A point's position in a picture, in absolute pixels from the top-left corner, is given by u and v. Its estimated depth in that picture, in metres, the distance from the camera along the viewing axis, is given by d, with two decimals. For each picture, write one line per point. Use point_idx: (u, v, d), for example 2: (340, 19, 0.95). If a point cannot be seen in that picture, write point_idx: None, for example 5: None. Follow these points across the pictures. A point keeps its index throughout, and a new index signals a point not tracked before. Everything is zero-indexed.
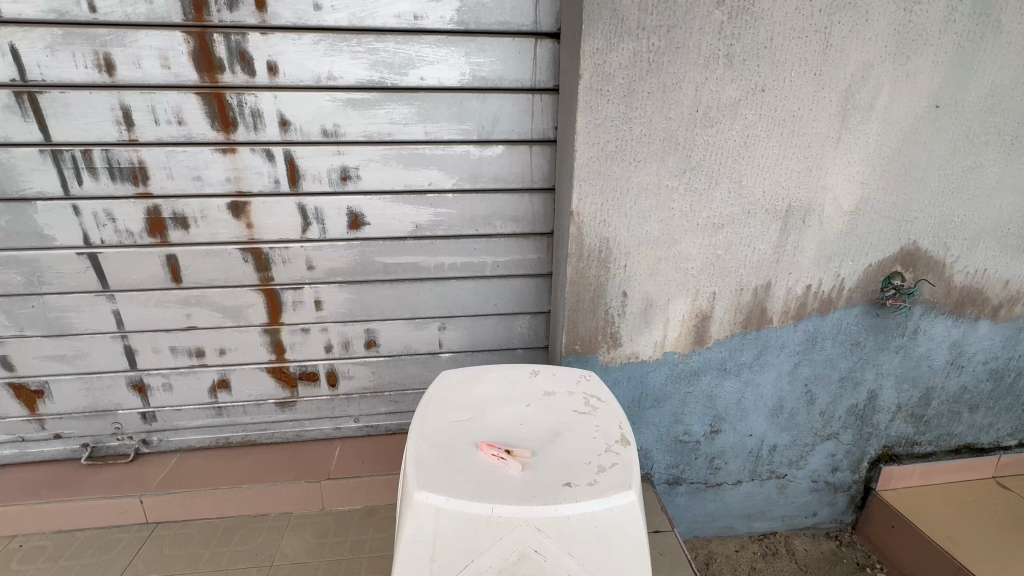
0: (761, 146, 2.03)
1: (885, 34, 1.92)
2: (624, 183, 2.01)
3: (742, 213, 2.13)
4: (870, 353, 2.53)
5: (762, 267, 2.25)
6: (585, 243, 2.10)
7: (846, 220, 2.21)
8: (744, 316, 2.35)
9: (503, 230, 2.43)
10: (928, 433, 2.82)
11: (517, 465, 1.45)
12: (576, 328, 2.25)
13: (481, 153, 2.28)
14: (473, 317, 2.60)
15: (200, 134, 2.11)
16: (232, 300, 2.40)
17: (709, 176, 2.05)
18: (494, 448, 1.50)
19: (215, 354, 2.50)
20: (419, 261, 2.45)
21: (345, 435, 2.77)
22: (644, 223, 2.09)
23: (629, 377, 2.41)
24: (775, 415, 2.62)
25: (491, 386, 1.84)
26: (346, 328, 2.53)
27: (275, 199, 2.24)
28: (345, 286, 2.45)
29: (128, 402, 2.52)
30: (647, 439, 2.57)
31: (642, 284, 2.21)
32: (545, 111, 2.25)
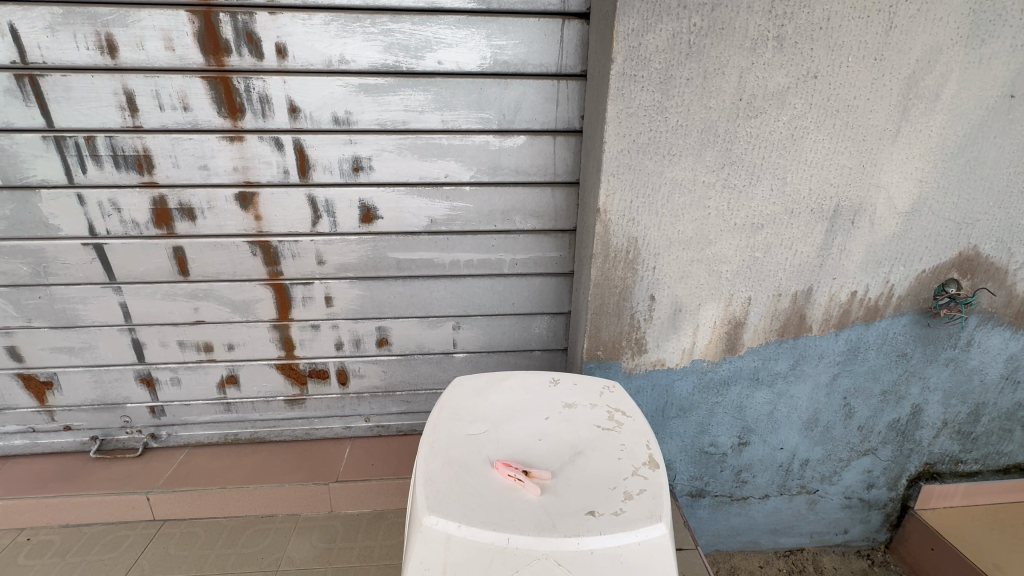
0: (810, 139, 1.84)
1: (958, 14, 1.71)
2: (656, 178, 1.85)
3: (784, 213, 1.95)
4: (917, 365, 2.34)
5: (804, 270, 2.07)
6: (610, 243, 1.95)
7: (899, 222, 2.02)
8: (781, 322, 2.18)
9: (523, 226, 2.29)
10: (974, 451, 2.63)
11: (535, 487, 1.34)
12: (598, 333, 2.12)
13: (501, 143, 2.14)
14: (489, 316, 2.48)
15: (206, 122, 1.99)
16: (241, 295, 2.32)
17: (750, 171, 1.87)
18: (509, 468, 1.39)
19: (223, 350, 2.42)
20: (433, 257, 2.32)
21: (355, 434, 2.69)
22: (676, 222, 1.93)
23: (654, 385, 2.26)
24: (809, 428, 2.45)
25: (508, 395, 1.73)
26: (357, 326, 2.44)
27: (284, 190, 2.12)
28: (356, 282, 2.35)
29: (137, 395, 2.48)
30: (670, 450, 2.43)
31: (671, 287, 2.05)
32: (571, 98, 2.09)
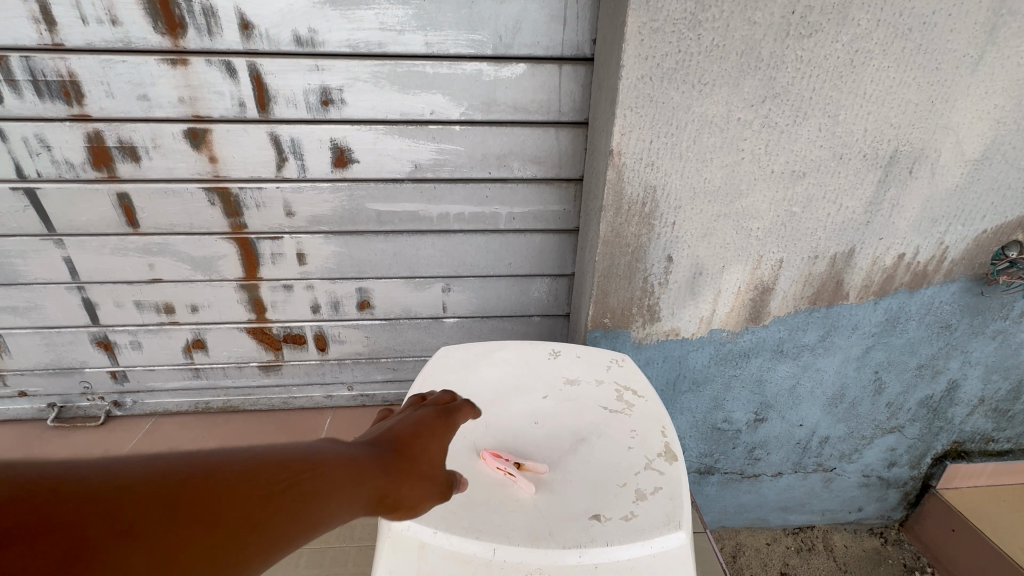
0: (872, 66, 1.51)
1: None
2: (682, 114, 1.53)
3: (832, 159, 1.64)
4: (961, 338, 2.09)
5: (847, 228, 1.78)
6: (624, 194, 1.65)
7: (965, 172, 1.71)
8: (814, 289, 1.91)
9: (522, 174, 1.99)
10: (1009, 430, 2.42)
11: (529, 485, 1.11)
12: (605, 299, 1.86)
13: (497, 73, 1.80)
14: (483, 278, 2.22)
15: (141, 40, 1.65)
16: (201, 251, 2.05)
17: (797, 106, 1.55)
18: (490, 462, 1.16)
19: (186, 312, 2.18)
20: (419, 209, 2.03)
21: (338, 403, 2.49)
22: (703, 169, 1.63)
23: (665, 357, 2.03)
24: (833, 404, 2.24)
25: (500, 369, 1.49)
26: (335, 287, 2.18)
27: (242, 127, 1.81)
28: (331, 238, 2.07)
29: (95, 360, 2.25)
30: (680, 426, 2.23)
31: (692, 247, 1.77)
32: (581, 17, 1.73)
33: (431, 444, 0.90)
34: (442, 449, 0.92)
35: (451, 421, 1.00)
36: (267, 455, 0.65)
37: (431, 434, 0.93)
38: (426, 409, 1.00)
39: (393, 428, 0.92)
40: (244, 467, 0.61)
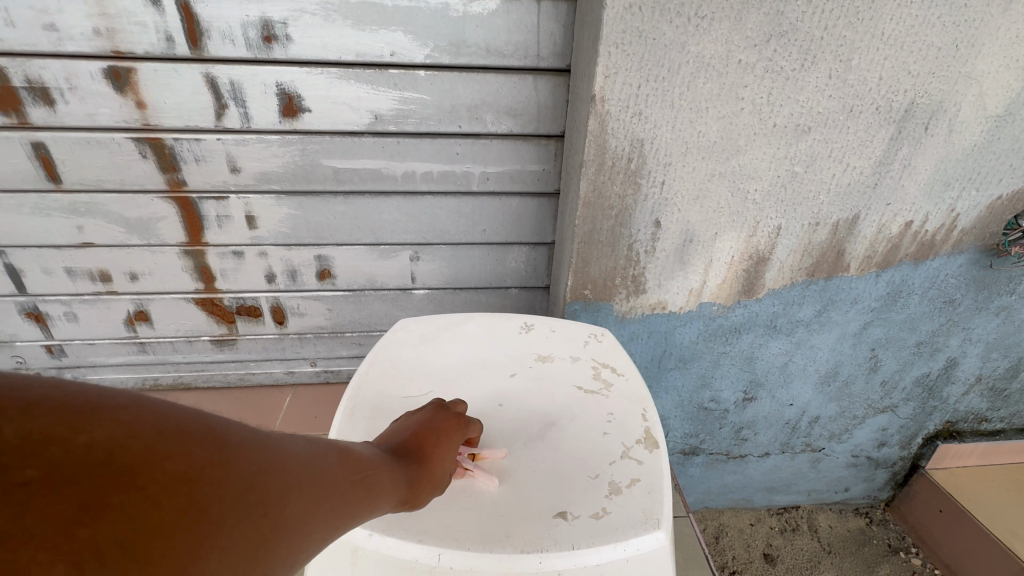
0: (893, 1, 1.31)
1: None
2: (675, 54, 1.33)
3: (841, 111, 1.46)
4: (963, 314, 1.97)
5: (853, 192, 1.61)
6: (607, 148, 1.46)
7: (985, 130, 1.54)
8: (813, 260, 1.75)
9: (496, 129, 1.78)
10: (1003, 409, 2.34)
11: (490, 479, 0.96)
12: (586, 268, 1.69)
13: (466, 8, 1.57)
14: (454, 246, 2.03)
15: None
16: (136, 211, 1.82)
17: (805, 48, 1.35)
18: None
19: (126, 280, 1.97)
20: (381, 168, 1.82)
21: (300, 381, 2.32)
22: (697, 121, 1.44)
23: (650, 333, 1.87)
24: (826, 383, 2.12)
25: (464, 344, 1.32)
26: (291, 254, 1.98)
27: (172, 67, 1.57)
28: (284, 199, 1.85)
29: (26, 332, 2.04)
30: (664, 406, 2.10)
31: (682, 211, 1.59)
32: None
33: (451, 448, 0.87)
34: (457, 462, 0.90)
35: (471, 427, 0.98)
36: (310, 449, 0.60)
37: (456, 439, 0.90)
38: (442, 404, 0.96)
39: (409, 427, 0.86)
40: (293, 463, 0.55)
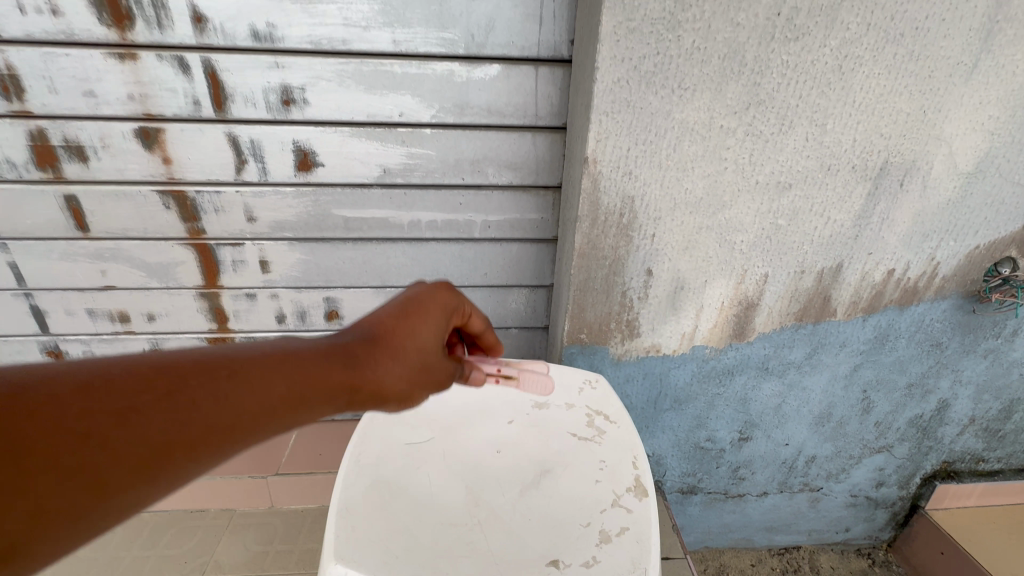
0: (862, 73, 1.43)
1: None
2: (661, 121, 1.44)
3: (819, 170, 1.56)
4: (951, 356, 2.02)
5: (834, 243, 1.70)
6: (600, 204, 1.56)
7: (957, 186, 1.63)
8: (800, 305, 1.83)
9: (497, 181, 1.89)
10: (999, 450, 2.36)
11: (523, 489, 1.12)
12: (582, 313, 1.77)
13: (470, 74, 1.70)
14: (457, 288, 2.12)
15: (85, 32, 1.54)
16: (157, 257, 1.93)
17: (782, 115, 1.46)
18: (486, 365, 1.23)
19: (143, 321, 2.06)
20: (388, 217, 1.93)
21: None
22: (684, 179, 1.54)
23: (646, 374, 1.94)
24: (820, 423, 2.15)
25: (464, 391, 1.39)
26: (301, 296, 2.08)
27: (197, 127, 1.70)
28: (296, 245, 1.96)
29: None
30: (661, 445, 2.14)
31: (673, 260, 1.68)
32: (558, 17, 1.64)
33: (408, 341, 0.97)
34: (437, 342, 1.02)
35: (451, 307, 1.08)
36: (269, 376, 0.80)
37: (418, 320, 1.01)
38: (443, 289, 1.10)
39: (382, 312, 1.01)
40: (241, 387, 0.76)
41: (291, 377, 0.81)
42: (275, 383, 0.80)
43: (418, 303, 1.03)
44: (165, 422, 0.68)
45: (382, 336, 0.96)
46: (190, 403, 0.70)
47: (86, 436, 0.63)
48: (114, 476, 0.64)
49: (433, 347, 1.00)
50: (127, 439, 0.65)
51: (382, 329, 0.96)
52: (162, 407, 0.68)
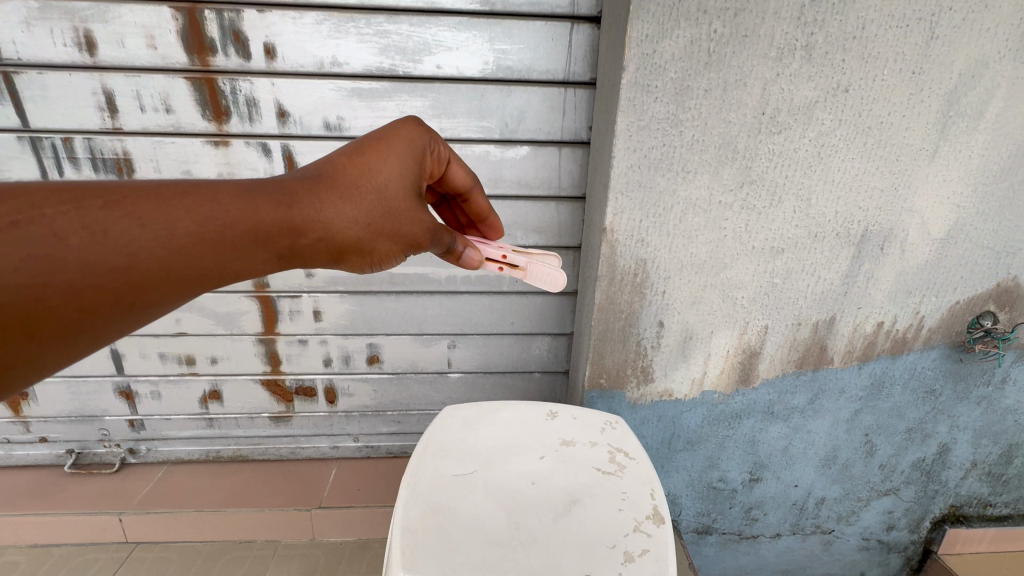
0: (838, 158, 1.69)
1: (1008, 24, 1.53)
2: (668, 197, 1.70)
3: (807, 237, 1.80)
4: (946, 402, 2.17)
5: (826, 298, 1.91)
6: (617, 265, 1.80)
7: (932, 249, 1.85)
8: (799, 354, 2.02)
9: (525, 242, 2.16)
10: (1005, 494, 2.44)
11: (517, 258, 1.45)
12: (601, 360, 1.97)
13: (503, 154, 2.00)
14: (487, 335, 2.34)
15: (190, 125, 1.87)
16: (225, 307, 2.20)
17: (772, 192, 1.72)
18: (490, 251, 1.46)
19: (207, 364, 2.31)
20: (428, 272, 2.19)
21: (343, 454, 2.57)
22: (689, 245, 1.78)
23: (660, 416, 2.11)
24: (826, 465, 2.29)
25: (500, 429, 1.59)
26: (347, 342, 2.32)
27: None
28: (346, 297, 2.22)
29: (116, 408, 2.36)
30: (676, 484, 2.28)
31: (681, 314, 1.90)
32: (578, 108, 1.95)
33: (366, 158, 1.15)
34: (390, 175, 1.18)
35: (418, 141, 1.28)
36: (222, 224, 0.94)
37: (385, 147, 1.21)
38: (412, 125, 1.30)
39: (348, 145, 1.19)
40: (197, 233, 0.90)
41: (263, 209, 0.99)
42: (250, 207, 0.98)
43: (386, 134, 1.25)
44: (153, 227, 0.86)
45: (337, 173, 1.13)
46: (175, 222, 0.88)
47: (96, 232, 0.81)
48: (118, 291, 0.83)
49: (401, 177, 1.19)
50: (121, 244, 0.83)
51: (353, 152, 1.17)
52: (153, 216, 0.87)
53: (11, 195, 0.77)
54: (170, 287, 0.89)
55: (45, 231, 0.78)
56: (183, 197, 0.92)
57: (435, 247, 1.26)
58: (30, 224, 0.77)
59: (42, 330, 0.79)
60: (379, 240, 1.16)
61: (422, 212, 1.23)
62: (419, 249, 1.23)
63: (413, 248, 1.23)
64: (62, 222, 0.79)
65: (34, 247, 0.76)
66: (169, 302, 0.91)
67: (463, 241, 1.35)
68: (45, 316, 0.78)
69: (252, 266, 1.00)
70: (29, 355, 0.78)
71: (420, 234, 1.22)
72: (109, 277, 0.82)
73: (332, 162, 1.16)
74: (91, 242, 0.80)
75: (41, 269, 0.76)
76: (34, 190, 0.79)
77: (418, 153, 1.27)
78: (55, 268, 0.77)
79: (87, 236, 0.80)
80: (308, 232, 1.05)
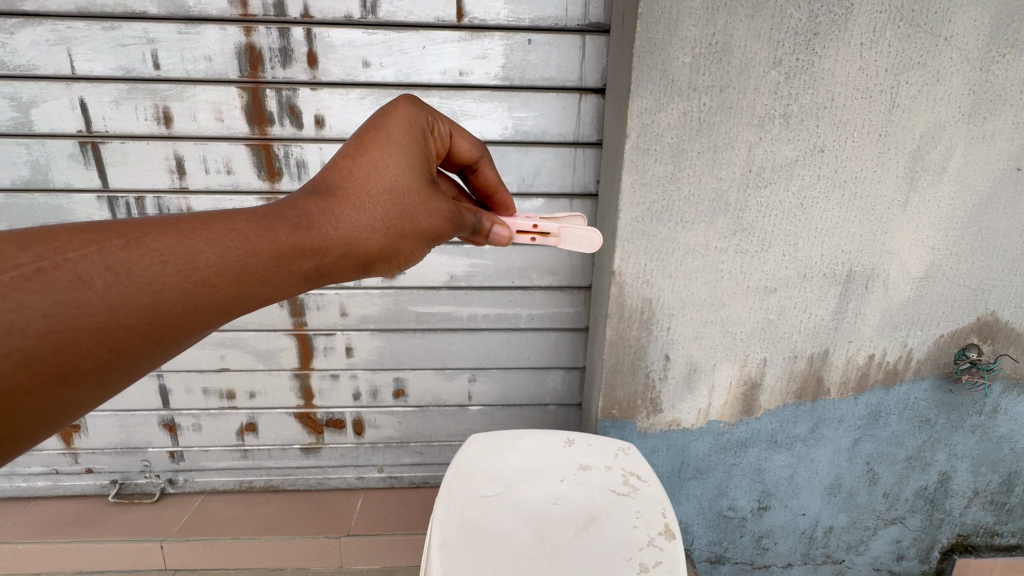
0: (820, 208, 1.90)
1: (958, 94, 1.77)
2: (669, 243, 1.91)
3: (797, 277, 1.99)
4: (942, 431, 2.29)
5: (819, 333, 2.08)
6: (625, 304, 2.00)
7: (914, 287, 2.03)
8: (798, 385, 2.17)
9: (540, 283, 2.36)
10: (1011, 523, 2.50)
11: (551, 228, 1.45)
12: (613, 392, 2.14)
13: (520, 205, 2.24)
14: (505, 369, 2.52)
15: (246, 184, 2.14)
16: (266, 344, 2.40)
17: (762, 238, 1.93)
18: (522, 226, 1.46)
19: (245, 397, 2.49)
20: (452, 311, 2.39)
21: (368, 484, 2.70)
22: (690, 285, 1.98)
23: (669, 445, 2.25)
24: (832, 493, 2.38)
25: (522, 455, 1.74)
26: (375, 376, 2.50)
27: None
28: (376, 334, 2.42)
29: (159, 440, 2.53)
30: (687, 512, 2.38)
31: (686, 348, 2.07)
32: (586, 165, 2.20)
33: (374, 164, 1.15)
34: (401, 177, 1.16)
35: (414, 125, 1.25)
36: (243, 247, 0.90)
37: (386, 144, 1.19)
38: (410, 109, 1.27)
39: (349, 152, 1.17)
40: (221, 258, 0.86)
41: (283, 230, 0.96)
42: (271, 230, 0.94)
43: (382, 127, 1.22)
44: (176, 259, 0.81)
45: (351, 187, 1.11)
46: (197, 253, 0.84)
47: (119, 271, 0.76)
48: (147, 329, 0.78)
49: (410, 172, 1.18)
50: (145, 280, 0.77)
51: (358, 156, 1.15)
52: (174, 248, 0.82)
53: (29, 242, 0.71)
54: (199, 318, 0.84)
55: (69, 276, 0.72)
56: (201, 227, 0.87)
57: (453, 233, 1.28)
58: (55, 270, 0.71)
59: (70, 378, 0.73)
60: (398, 243, 1.15)
61: (437, 202, 1.22)
62: (440, 240, 1.25)
63: (431, 240, 1.23)
64: (85, 265, 0.73)
65: (58, 295, 0.70)
66: (197, 332, 0.86)
67: (490, 217, 1.39)
68: (74, 363, 0.72)
69: (281, 286, 0.96)
70: (59, 405, 0.73)
71: (437, 225, 1.22)
72: (136, 315, 0.76)
73: (337, 171, 1.13)
74: (115, 282, 0.75)
75: (67, 316, 0.70)
76: (52, 233, 0.73)
77: (419, 140, 1.25)
78: (81, 311, 0.71)
79: (111, 277, 0.75)
80: (330, 249, 1.03)
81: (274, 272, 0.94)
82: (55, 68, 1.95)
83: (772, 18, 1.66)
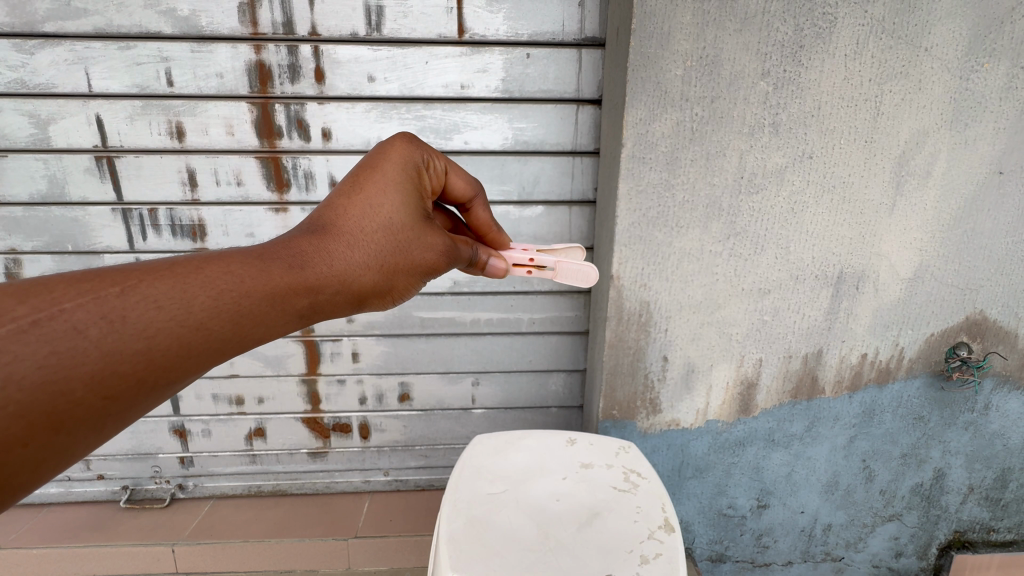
0: (809, 213, 1.97)
1: (940, 102, 1.85)
2: (665, 248, 1.98)
3: (789, 279, 2.06)
4: (935, 428, 2.34)
5: (812, 333, 2.14)
6: (624, 306, 2.06)
7: (903, 288, 2.10)
8: (793, 384, 2.23)
9: (541, 287, 2.43)
10: (1007, 519, 2.55)
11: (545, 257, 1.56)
12: (613, 393, 2.19)
13: (521, 213, 2.31)
14: (507, 373, 2.57)
15: (256, 195, 2.21)
16: (274, 351, 2.46)
17: (755, 242, 1.99)
18: (518, 256, 1.58)
19: (254, 403, 2.55)
20: (456, 316, 2.46)
21: (374, 488, 2.75)
22: (686, 287, 2.04)
23: (669, 445, 2.30)
24: (829, 491, 2.43)
25: (526, 454, 1.79)
26: (381, 381, 2.55)
27: None
28: (381, 339, 2.48)
29: (169, 445, 2.59)
30: (688, 511, 2.43)
31: (683, 349, 2.13)
32: (585, 172, 2.27)
33: (367, 205, 1.20)
34: (393, 215, 1.22)
35: (408, 164, 1.31)
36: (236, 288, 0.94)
37: (379, 184, 1.25)
38: (403, 146, 1.34)
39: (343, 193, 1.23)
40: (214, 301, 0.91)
41: (277, 271, 1.01)
42: (263, 273, 0.99)
43: (375, 166, 1.28)
44: (171, 306, 0.85)
45: (343, 226, 1.17)
46: (191, 297, 0.88)
47: (114, 320, 0.79)
48: (142, 374, 0.81)
49: (402, 210, 1.23)
50: (140, 326, 0.81)
51: (351, 196, 1.21)
52: (169, 295, 0.86)
53: (28, 293, 0.74)
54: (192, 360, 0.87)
55: (65, 326, 0.75)
56: (196, 271, 0.92)
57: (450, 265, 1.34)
58: (52, 320, 0.74)
59: (66, 425, 0.75)
60: (391, 278, 1.21)
61: (431, 237, 1.28)
62: (437, 273, 1.31)
63: (427, 273, 1.28)
64: (82, 315, 0.76)
65: (54, 346, 0.73)
66: (193, 373, 0.89)
67: (486, 251, 1.50)
68: (68, 411, 0.74)
69: (274, 325, 1.00)
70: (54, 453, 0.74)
71: (431, 258, 1.28)
72: (131, 361, 0.80)
73: (331, 211, 1.19)
74: (110, 331, 0.78)
75: (63, 365, 0.73)
76: (52, 283, 0.77)
77: (413, 179, 1.31)
78: (76, 361, 0.75)
79: (107, 325, 0.78)
80: (323, 287, 1.07)
81: (268, 312, 0.98)
82: (73, 87, 2.03)
83: (759, 32, 1.74)
